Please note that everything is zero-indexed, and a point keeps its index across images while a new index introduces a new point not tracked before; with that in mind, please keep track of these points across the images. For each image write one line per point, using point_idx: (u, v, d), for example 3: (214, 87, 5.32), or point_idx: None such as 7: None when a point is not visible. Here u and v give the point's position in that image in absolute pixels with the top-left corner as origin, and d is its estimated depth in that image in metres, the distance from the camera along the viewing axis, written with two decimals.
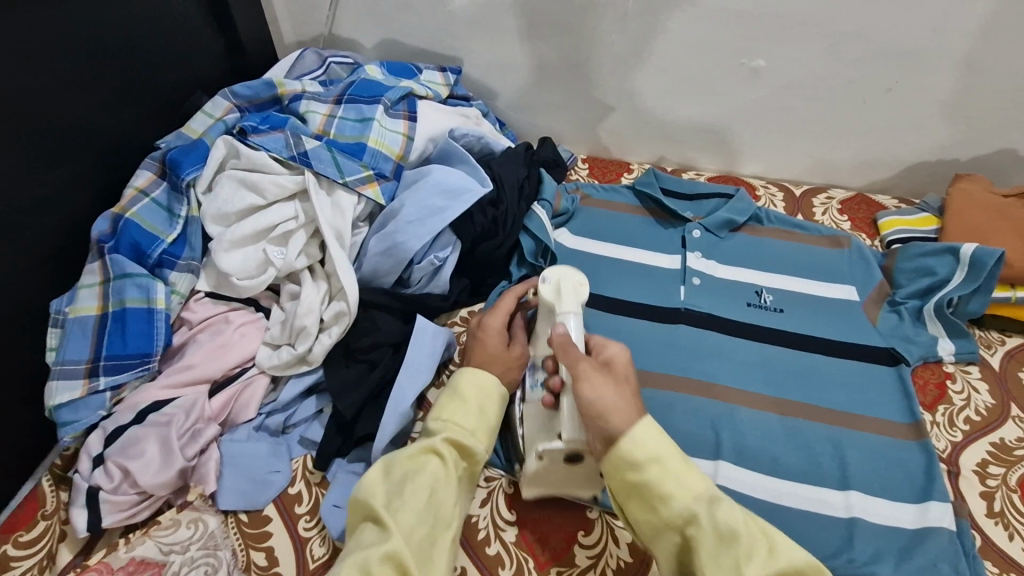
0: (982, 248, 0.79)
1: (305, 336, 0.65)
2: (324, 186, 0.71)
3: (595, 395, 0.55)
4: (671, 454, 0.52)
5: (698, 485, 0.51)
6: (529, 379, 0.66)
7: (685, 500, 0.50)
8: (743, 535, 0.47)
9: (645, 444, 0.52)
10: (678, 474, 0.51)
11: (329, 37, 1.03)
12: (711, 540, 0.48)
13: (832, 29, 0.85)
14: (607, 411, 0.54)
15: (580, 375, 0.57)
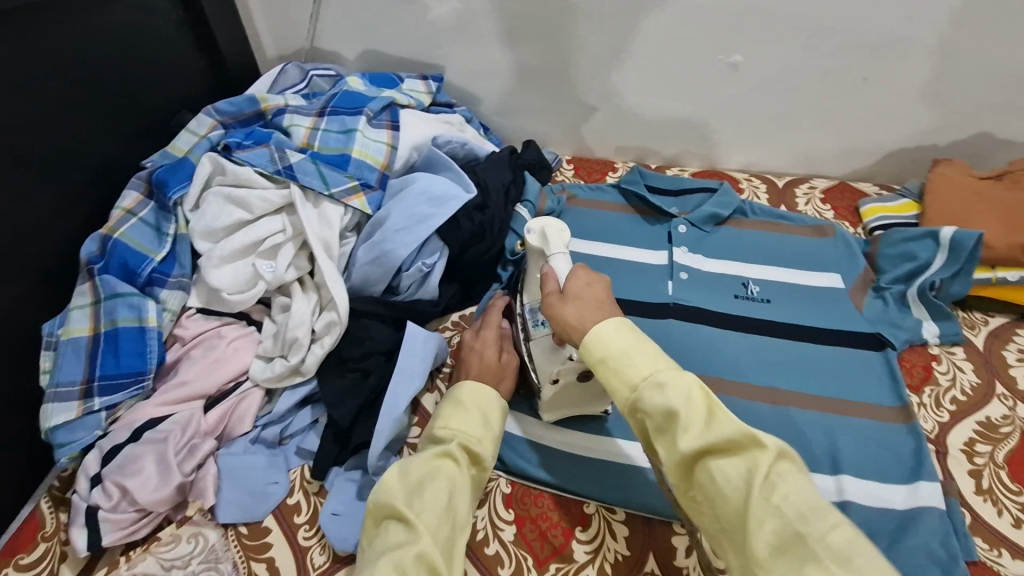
0: (962, 230, 0.80)
1: (298, 347, 0.66)
2: (311, 199, 0.71)
3: (570, 314, 0.56)
4: (617, 347, 0.52)
5: (637, 371, 0.51)
6: (531, 318, 0.68)
7: (629, 387, 0.51)
8: (677, 408, 0.48)
9: (596, 346, 0.53)
10: (621, 359, 0.52)
11: (311, 50, 1.03)
12: (654, 417, 0.49)
13: (806, 22, 0.86)
14: (577, 325, 0.55)
15: (553, 300, 0.58)
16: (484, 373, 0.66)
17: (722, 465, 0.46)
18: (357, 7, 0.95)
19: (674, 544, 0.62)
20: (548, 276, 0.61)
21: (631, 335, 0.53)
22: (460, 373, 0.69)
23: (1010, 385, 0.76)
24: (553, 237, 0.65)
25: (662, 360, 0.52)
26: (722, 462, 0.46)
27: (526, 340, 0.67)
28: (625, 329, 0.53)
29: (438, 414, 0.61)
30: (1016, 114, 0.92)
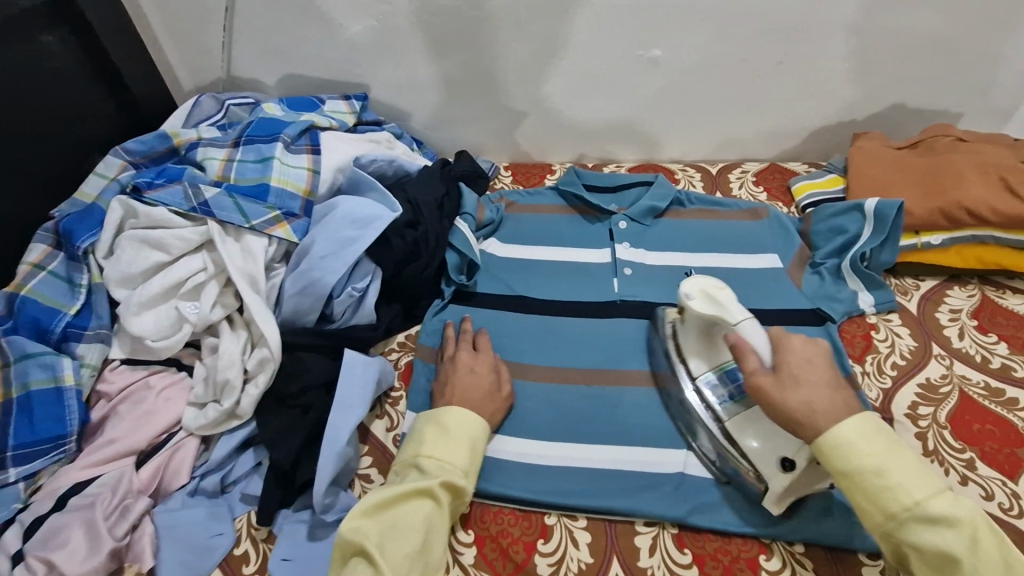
0: (884, 201, 0.82)
1: (230, 390, 0.63)
2: (231, 233, 0.68)
3: (797, 402, 0.55)
4: (873, 467, 0.52)
5: (903, 497, 0.51)
6: (713, 395, 0.68)
7: (891, 514, 0.51)
8: (962, 556, 0.49)
9: (848, 459, 0.53)
10: (886, 487, 0.52)
11: (229, 80, 1.00)
12: (926, 555, 0.50)
13: (717, 12, 0.88)
14: (813, 412, 0.55)
15: (770, 385, 0.57)
16: (485, 404, 0.67)
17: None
18: (271, 32, 0.93)
19: (637, 544, 0.63)
20: (745, 351, 0.59)
21: (882, 444, 0.53)
22: (454, 390, 0.67)
23: (946, 345, 0.78)
24: (722, 300, 0.64)
25: (925, 481, 0.52)
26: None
27: (716, 421, 0.67)
28: (874, 432, 0.54)
29: (424, 438, 0.62)
30: (923, 83, 0.96)
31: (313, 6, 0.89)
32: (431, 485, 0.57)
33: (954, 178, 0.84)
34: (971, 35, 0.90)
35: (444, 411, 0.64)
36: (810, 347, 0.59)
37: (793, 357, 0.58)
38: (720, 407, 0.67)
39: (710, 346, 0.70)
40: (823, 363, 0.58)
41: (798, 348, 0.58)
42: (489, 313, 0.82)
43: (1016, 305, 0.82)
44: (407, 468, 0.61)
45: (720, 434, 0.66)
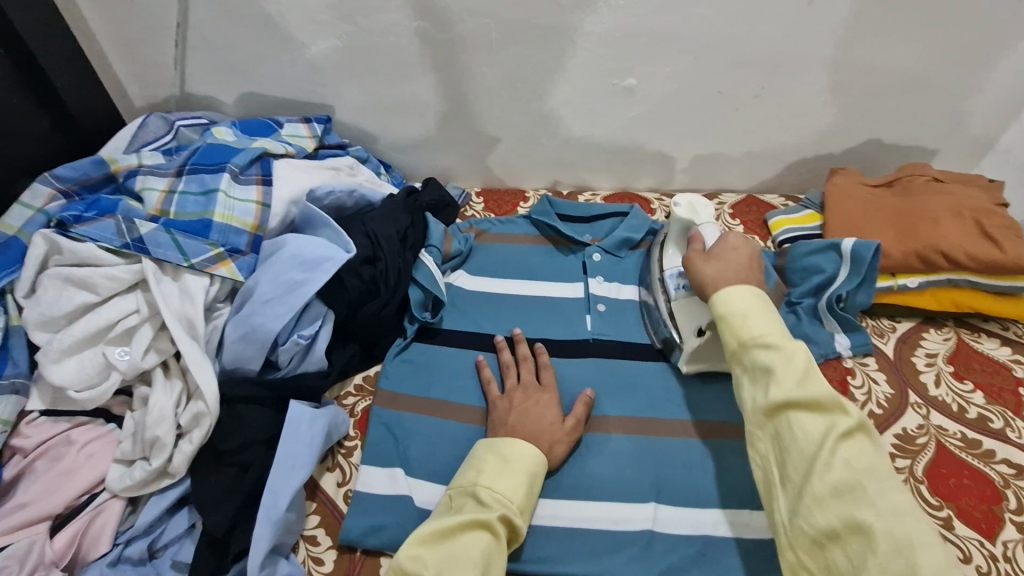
0: (860, 243, 0.80)
1: (160, 448, 0.57)
2: (169, 272, 0.63)
3: (710, 273, 0.67)
4: (740, 308, 0.61)
5: (751, 329, 0.59)
6: (671, 281, 0.79)
7: (740, 341, 0.60)
8: (776, 367, 0.55)
9: (725, 303, 0.62)
10: (745, 318, 0.60)
11: (183, 97, 0.95)
12: (755, 372, 0.57)
13: (692, 43, 0.85)
14: (720, 277, 0.66)
15: (696, 258, 0.70)
16: (542, 433, 0.66)
17: (801, 417, 0.52)
18: (226, 49, 0.88)
19: None
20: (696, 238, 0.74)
21: (759, 301, 0.61)
22: (521, 422, 0.66)
23: (923, 393, 0.76)
24: (700, 211, 0.79)
25: (776, 328, 0.59)
26: (803, 416, 0.52)
27: (666, 299, 0.78)
28: (754, 295, 0.62)
29: (484, 467, 0.60)
30: (900, 119, 0.95)
31: (272, 24, 0.85)
32: (492, 516, 0.55)
33: (929, 220, 0.83)
34: (947, 73, 0.89)
35: (503, 442, 0.63)
36: (742, 242, 0.70)
37: (723, 244, 0.70)
38: (672, 290, 0.78)
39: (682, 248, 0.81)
40: (748, 253, 0.68)
41: (733, 241, 0.70)
42: (453, 352, 0.77)
43: (991, 349, 0.80)
44: (462, 496, 0.59)
45: (666, 310, 0.78)
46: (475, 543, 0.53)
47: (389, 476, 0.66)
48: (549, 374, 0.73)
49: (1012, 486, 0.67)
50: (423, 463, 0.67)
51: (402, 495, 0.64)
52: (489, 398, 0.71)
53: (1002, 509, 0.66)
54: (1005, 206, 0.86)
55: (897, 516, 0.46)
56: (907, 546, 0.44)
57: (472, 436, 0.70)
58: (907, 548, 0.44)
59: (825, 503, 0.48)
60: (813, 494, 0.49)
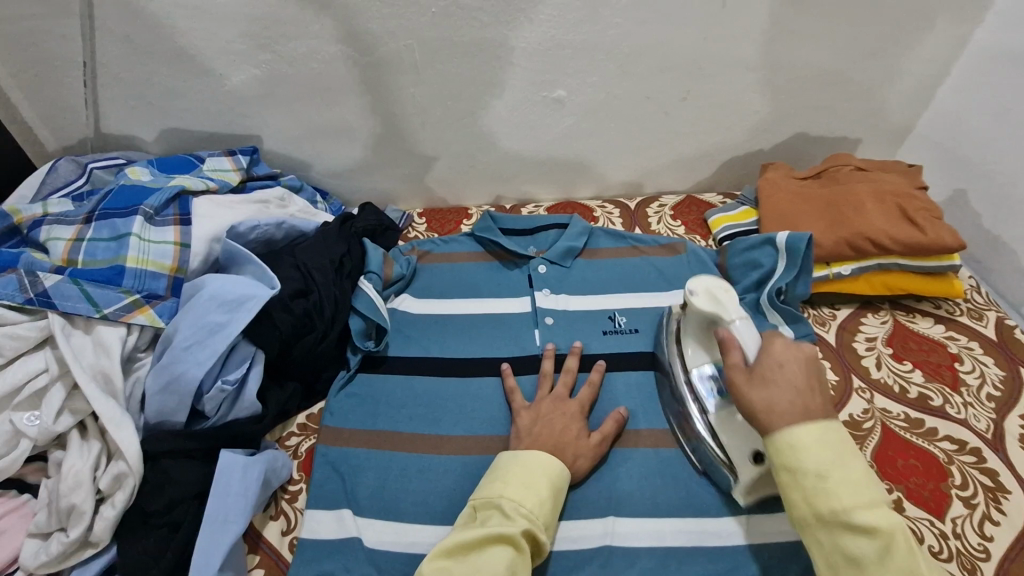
0: (793, 235, 0.81)
1: (78, 516, 0.53)
2: (80, 326, 0.60)
3: (760, 403, 0.54)
4: (815, 465, 0.51)
5: (833, 501, 0.49)
6: (702, 387, 0.69)
7: (815, 512, 0.50)
8: (870, 565, 0.48)
9: (790, 452, 0.52)
10: (820, 484, 0.50)
11: (98, 138, 0.90)
12: (839, 562, 0.49)
13: (615, 52, 0.86)
14: (777, 410, 0.54)
15: (738, 378, 0.58)
16: (567, 445, 0.65)
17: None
18: (140, 85, 0.84)
19: None
20: (732, 345, 0.61)
21: (834, 450, 0.51)
22: (544, 432, 0.66)
23: (865, 377, 0.77)
24: (725, 300, 0.66)
25: (863, 495, 0.50)
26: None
27: (702, 413, 0.68)
28: (830, 444, 0.52)
29: (509, 478, 0.59)
30: (822, 113, 0.98)
31: (185, 57, 0.82)
32: (516, 530, 0.54)
33: (854, 208, 0.85)
34: (859, 66, 0.92)
35: (524, 455, 0.62)
36: (792, 351, 0.57)
37: (768, 358, 0.57)
38: (706, 399, 0.68)
39: (705, 341, 0.71)
40: (800, 368, 0.56)
41: (780, 352, 0.57)
42: (399, 380, 0.75)
43: (926, 328, 0.83)
44: (487, 507, 0.57)
45: (704, 425, 0.67)
46: (502, 560, 0.52)
47: (337, 518, 0.63)
48: (588, 389, 0.72)
49: (955, 461, 0.69)
50: (372, 501, 0.64)
51: (350, 536, 0.62)
52: (514, 408, 0.70)
53: (947, 486, 0.67)
54: (926, 188, 0.89)
55: None
56: None
57: (424, 464, 0.67)
58: None
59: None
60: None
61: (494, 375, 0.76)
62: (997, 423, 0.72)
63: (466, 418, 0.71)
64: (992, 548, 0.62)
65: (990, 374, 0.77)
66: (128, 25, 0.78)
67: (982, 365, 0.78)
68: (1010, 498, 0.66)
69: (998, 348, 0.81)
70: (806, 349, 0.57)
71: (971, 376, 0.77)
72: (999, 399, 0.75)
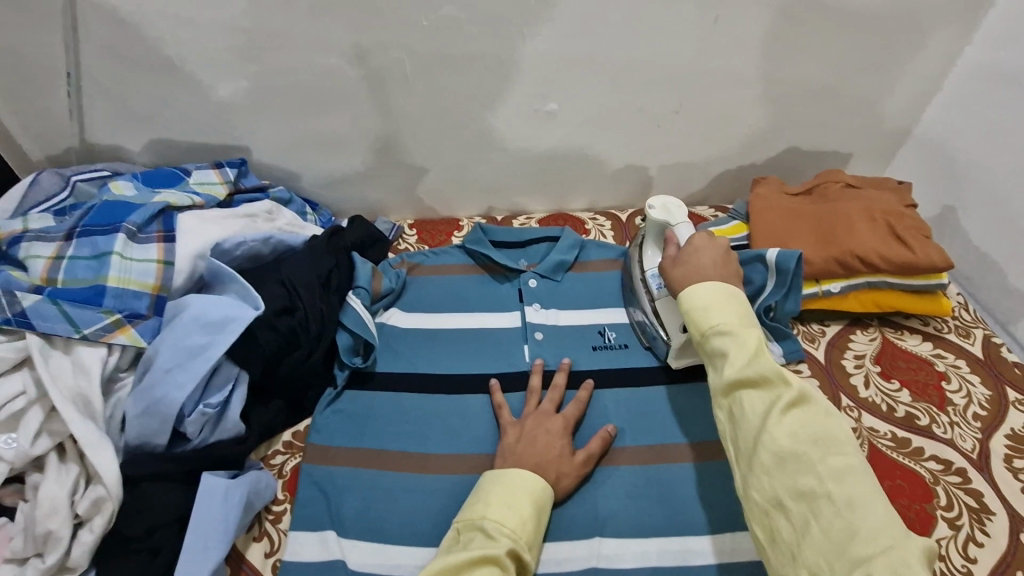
0: (783, 252, 0.79)
1: (55, 542, 0.52)
2: (59, 347, 0.59)
3: (677, 276, 0.68)
4: (699, 295, 0.62)
5: (706, 316, 0.61)
6: (652, 281, 0.78)
7: (698, 328, 0.61)
8: (729, 350, 0.57)
9: (686, 292, 0.64)
10: (700, 305, 0.62)
11: (84, 148, 0.89)
12: (711, 357, 0.59)
13: (607, 66, 0.86)
14: (688, 280, 0.66)
15: (666, 262, 0.71)
16: (551, 464, 0.64)
17: (753, 394, 0.55)
18: (127, 96, 0.83)
19: None
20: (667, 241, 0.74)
21: (718, 286, 0.63)
22: (531, 452, 0.65)
23: (853, 395, 0.77)
24: (675, 211, 0.78)
25: (733, 314, 0.61)
26: (752, 394, 0.55)
27: (650, 300, 0.78)
28: (717, 283, 0.64)
29: (491, 498, 0.59)
30: (815, 127, 0.98)
31: (172, 67, 0.81)
32: (501, 551, 0.53)
33: (844, 226, 0.85)
34: (851, 81, 0.93)
35: (505, 473, 0.61)
36: (708, 242, 0.70)
37: (690, 244, 0.70)
38: (656, 290, 0.77)
39: (663, 248, 0.79)
40: (713, 251, 0.68)
41: (697, 241, 0.70)
42: (386, 397, 0.74)
43: (914, 345, 0.83)
44: (470, 529, 0.57)
45: (650, 309, 0.78)
46: None
47: (321, 540, 0.63)
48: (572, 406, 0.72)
49: (941, 482, 0.69)
50: (357, 523, 0.64)
51: (334, 559, 0.61)
52: (502, 423, 0.70)
53: (933, 507, 0.67)
54: (915, 206, 0.89)
55: (841, 488, 0.49)
56: (853, 522, 0.47)
57: (409, 484, 0.67)
58: (855, 518, 0.47)
59: (774, 472, 0.51)
60: (762, 464, 0.52)
61: (482, 391, 0.75)
62: (982, 443, 0.73)
63: (453, 437, 0.71)
64: (975, 569, 0.63)
65: (977, 393, 0.78)
66: (114, 36, 0.77)
67: (968, 384, 0.79)
68: (994, 519, 0.66)
69: (985, 367, 0.81)
70: (721, 242, 0.70)
71: (958, 395, 0.77)
72: (985, 419, 0.75)
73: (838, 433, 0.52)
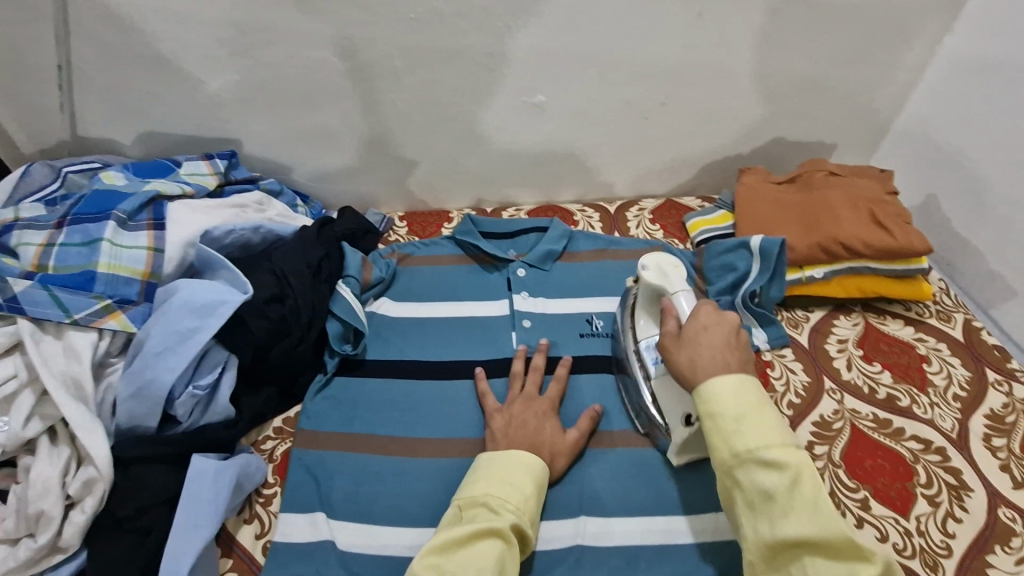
0: (767, 239, 0.81)
1: (47, 522, 0.53)
2: (51, 331, 0.60)
3: (685, 364, 0.58)
4: (731, 409, 0.53)
5: (745, 443, 0.52)
6: (647, 355, 0.72)
7: (734, 456, 0.52)
8: (781, 497, 0.49)
9: (712, 402, 0.54)
10: (735, 429, 0.52)
11: (76, 141, 0.90)
12: (755, 500, 0.50)
13: (594, 59, 0.87)
14: (695, 372, 0.57)
15: (669, 342, 0.61)
16: (544, 445, 0.66)
17: (816, 560, 0.47)
18: (118, 90, 0.84)
19: None
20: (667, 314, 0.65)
21: (749, 394, 0.54)
22: (518, 434, 0.66)
23: (836, 378, 0.79)
24: (671, 273, 0.69)
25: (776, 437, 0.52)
26: (816, 558, 0.47)
27: (646, 379, 0.72)
28: (745, 389, 0.54)
29: (494, 474, 0.60)
30: (799, 118, 1.00)
31: (163, 61, 0.81)
32: (505, 525, 0.55)
33: (828, 214, 0.86)
34: (835, 72, 0.94)
35: (506, 454, 0.62)
36: (716, 318, 0.60)
37: (695, 321, 0.60)
38: (652, 366, 0.71)
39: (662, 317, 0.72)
40: (725, 332, 0.59)
41: (702, 317, 0.61)
42: (376, 384, 0.75)
43: (896, 330, 0.84)
44: (473, 506, 0.58)
45: (648, 391, 0.71)
46: (492, 552, 0.53)
47: (310, 521, 0.64)
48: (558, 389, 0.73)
49: (921, 461, 0.70)
50: (346, 505, 0.65)
51: (323, 539, 0.62)
52: (487, 410, 0.71)
53: (913, 485, 0.68)
54: (897, 193, 0.91)
55: None
56: None
57: (398, 468, 0.68)
58: None
59: None
60: None
61: (467, 377, 0.76)
62: (962, 423, 0.74)
63: (441, 422, 0.72)
64: (953, 545, 0.64)
65: (957, 374, 0.79)
66: (105, 30, 0.78)
67: (949, 366, 0.80)
68: (972, 495, 0.68)
69: (966, 350, 0.82)
70: (732, 316, 0.60)
71: (939, 377, 0.79)
72: (965, 399, 0.76)
73: None
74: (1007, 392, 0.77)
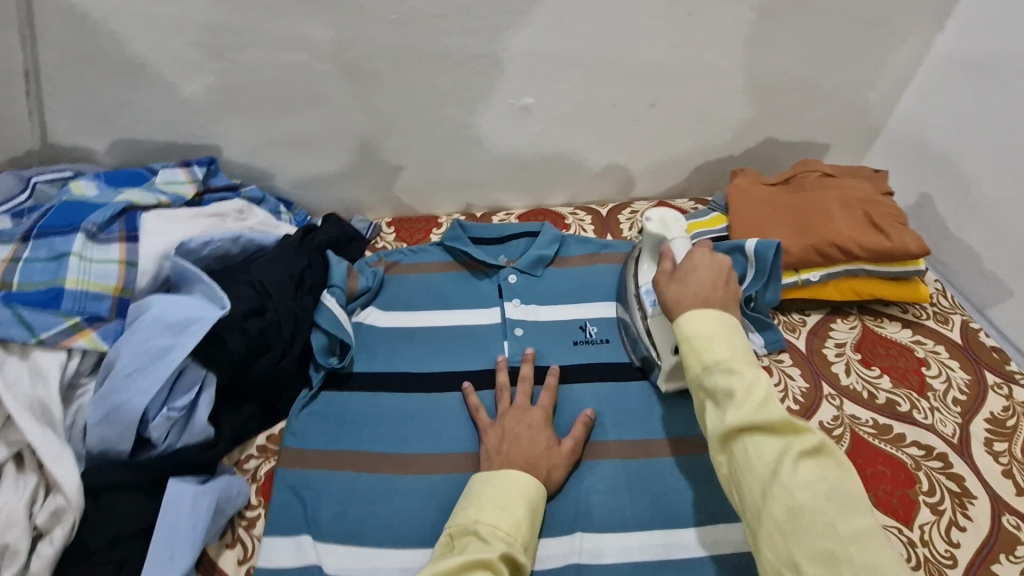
0: (762, 243, 0.79)
1: (12, 556, 0.50)
2: (16, 352, 0.57)
3: (670, 296, 0.62)
4: (705, 332, 0.56)
5: (713, 356, 0.54)
6: (646, 297, 0.76)
7: (702, 364, 0.55)
8: (738, 392, 0.51)
9: (689, 326, 0.57)
10: (707, 344, 0.55)
11: (46, 150, 0.86)
12: (715, 396, 0.53)
13: (581, 60, 0.85)
14: (678, 306, 0.60)
15: (661, 278, 0.65)
16: (539, 460, 0.64)
17: (761, 441, 0.49)
18: (89, 95, 0.80)
19: None
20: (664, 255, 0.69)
21: (724, 322, 0.56)
22: (510, 448, 0.64)
23: (835, 383, 0.77)
24: (672, 225, 0.75)
25: (743, 353, 0.55)
26: (759, 438, 0.49)
27: (644, 318, 0.76)
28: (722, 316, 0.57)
29: (484, 501, 0.57)
30: (792, 118, 0.98)
31: (134, 64, 0.78)
32: (495, 556, 0.52)
33: (822, 215, 0.85)
34: (826, 72, 0.93)
35: (495, 478, 0.60)
36: (709, 260, 0.64)
37: (686, 261, 0.64)
38: (650, 307, 0.75)
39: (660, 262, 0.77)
40: (712, 273, 0.62)
41: (696, 258, 0.64)
42: (363, 398, 0.73)
43: (894, 333, 0.83)
44: (464, 534, 0.55)
45: (644, 329, 0.75)
46: None
47: (295, 545, 0.61)
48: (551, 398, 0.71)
49: (923, 467, 0.69)
50: (333, 526, 0.62)
51: (309, 564, 0.60)
52: (479, 426, 0.68)
53: (915, 492, 0.67)
54: (891, 194, 0.90)
55: (863, 552, 0.44)
56: None
57: (387, 486, 0.65)
58: None
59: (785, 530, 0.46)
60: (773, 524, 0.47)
61: (458, 389, 0.74)
62: (963, 427, 0.73)
63: (431, 437, 0.69)
64: (957, 554, 0.62)
65: (956, 377, 0.78)
66: (73, 33, 0.74)
67: (948, 369, 0.79)
68: (976, 503, 0.66)
69: (964, 352, 0.81)
70: (721, 259, 0.64)
71: (938, 380, 0.77)
72: (965, 403, 0.75)
73: (848, 485, 0.47)
74: (1007, 395, 0.76)
